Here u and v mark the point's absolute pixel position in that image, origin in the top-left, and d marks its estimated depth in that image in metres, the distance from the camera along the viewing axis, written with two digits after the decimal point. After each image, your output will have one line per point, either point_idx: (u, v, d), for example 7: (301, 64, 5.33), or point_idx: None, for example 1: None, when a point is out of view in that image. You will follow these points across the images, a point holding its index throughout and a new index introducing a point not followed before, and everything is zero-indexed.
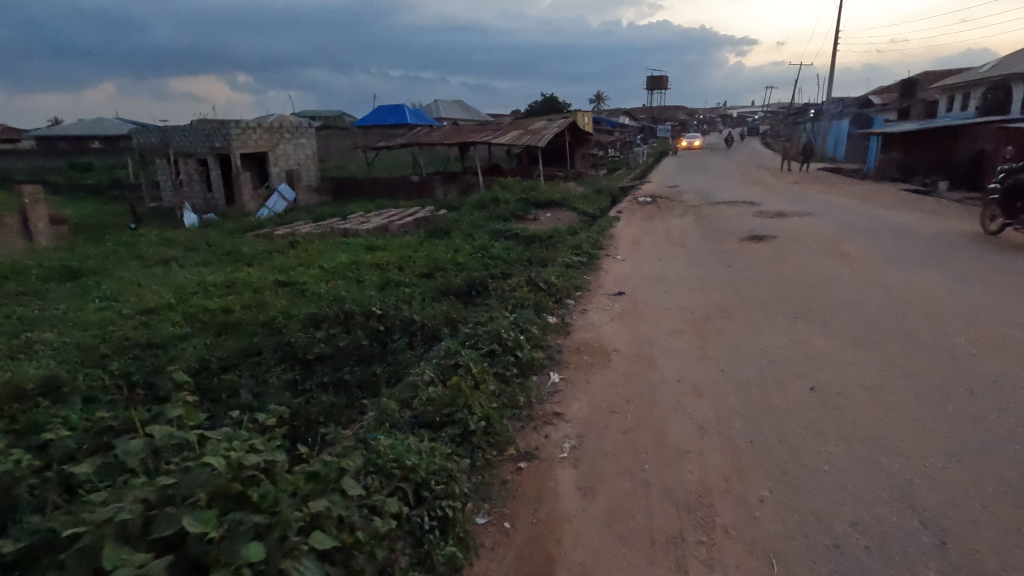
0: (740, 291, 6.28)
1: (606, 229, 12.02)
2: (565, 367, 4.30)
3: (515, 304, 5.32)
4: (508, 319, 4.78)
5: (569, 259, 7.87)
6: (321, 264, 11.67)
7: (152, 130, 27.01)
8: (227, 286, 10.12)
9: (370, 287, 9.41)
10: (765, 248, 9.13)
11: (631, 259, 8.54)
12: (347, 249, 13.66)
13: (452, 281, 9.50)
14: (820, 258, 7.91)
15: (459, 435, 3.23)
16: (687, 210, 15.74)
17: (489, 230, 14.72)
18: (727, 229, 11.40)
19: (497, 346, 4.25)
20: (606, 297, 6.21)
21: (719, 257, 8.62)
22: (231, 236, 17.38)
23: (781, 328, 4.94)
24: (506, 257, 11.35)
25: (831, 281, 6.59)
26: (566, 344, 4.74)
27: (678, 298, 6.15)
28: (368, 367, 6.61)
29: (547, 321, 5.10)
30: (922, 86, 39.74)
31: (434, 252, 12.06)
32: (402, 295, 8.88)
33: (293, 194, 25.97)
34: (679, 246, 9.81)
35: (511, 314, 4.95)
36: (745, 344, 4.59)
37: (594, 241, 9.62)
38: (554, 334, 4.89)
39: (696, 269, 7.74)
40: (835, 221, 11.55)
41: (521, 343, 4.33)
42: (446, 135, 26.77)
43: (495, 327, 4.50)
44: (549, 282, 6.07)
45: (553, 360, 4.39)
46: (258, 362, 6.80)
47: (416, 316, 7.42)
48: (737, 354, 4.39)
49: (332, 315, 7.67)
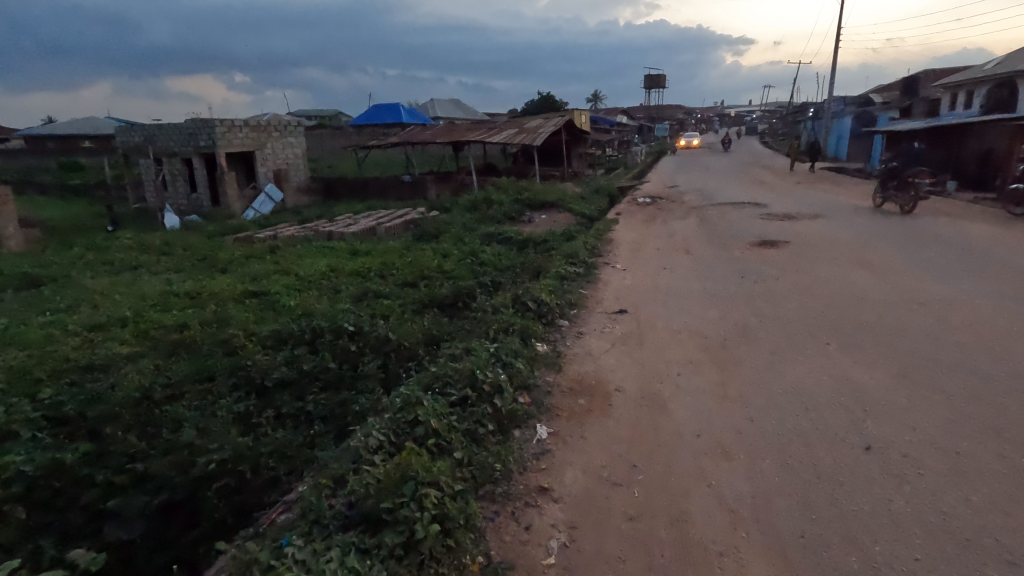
0: (761, 308, 5.49)
1: (604, 232, 11.24)
2: (556, 417, 3.50)
3: (498, 329, 4.51)
4: (487, 351, 3.95)
5: (563, 269, 7.09)
6: (299, 271, 10.85)
7: (135, 128, 26.10)
8: (192, 296, 9.29)
9: (347, 298, 8.60)
10: (779, 255, 8.34)
11: (632, 268, 7.75)
12: (330, 254, 12.83)
13: (436, 291, 8.70)
14: (841, 267, 7.14)
15: (401, 544, 2.36)
16: (689, 212, 14.91)
17: (481, 233, 13.89)
18: (733, 234, 10.58)
19: (470, 390, 3.46)
20: (605, 317, 5.41)
21: (729, 265, 7.85)
22: (210, 240, 16.54)
23: (816, 359, 4.16)
24: (497, 264, 10.57)
25: (860, 295, 5.84)
26: (557, 382, 3.93)
27: (689, 316, 5.37)
28: (334, 396, 5.82)
29: (534, 351, 4.29)
30: (924, 84, 39.05)
31: (420, 258, 11.26)
32: (380, 307, 8.07)
33: (280, 195, 25.13)
34: (685, 252, 9.02)
35: (492, 343, 4.14)
36: (775, 382, 3.80)
37: (591, 248, 8.84)
38: (543, 368, 4.09)
39: (705, 279, 6.99)
40: (849, 225, 10.80)
41: (501, 386, 3.53)
42: (439, 134, 25.90)
43: (470, 363, 3.70)
44: (539, 300, 5.25)
45: (540, 408, 3.58)
46: (209, 389, 5.96)
47: (391, 334, 6.64)
48: (768, 396, 3.61)
49: (298, 333, 6.85)
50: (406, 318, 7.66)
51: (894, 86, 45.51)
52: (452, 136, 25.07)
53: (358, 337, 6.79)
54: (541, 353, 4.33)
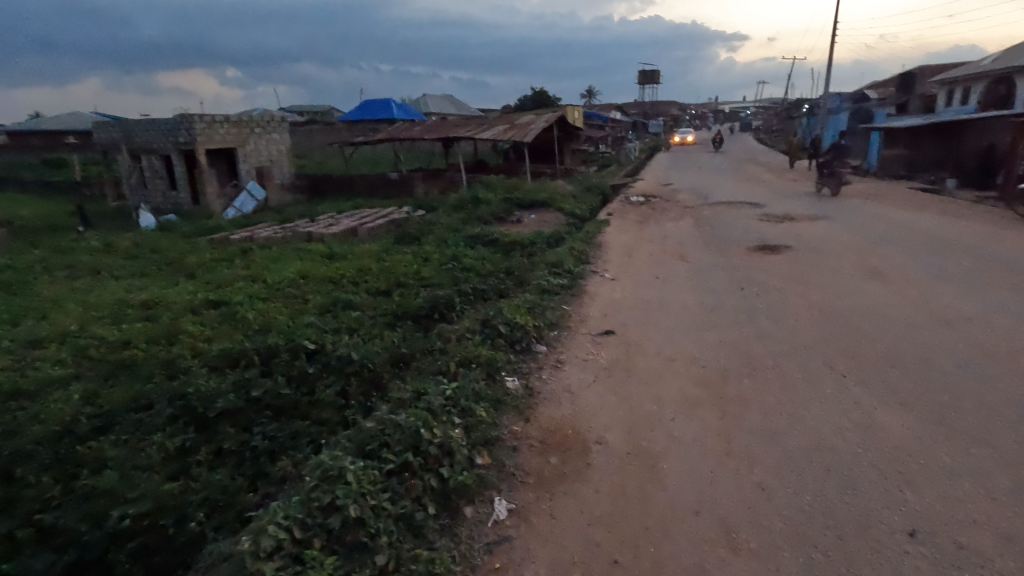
0: (767, 329, 4.88)
1: (594, 235, 10.63)
2: (520, 489, 2.90)
3: (460, 363, 3.90)
4: (443, 397, 3.33)
5: (545, 279, 6.45)
6: (268, 278, 10.15)
7: (113, 123, 25.20)
8: (148, 307, 8.59)
9: (313, 310, 7.92)
10: (781, 263, 7.72)
11: (622, 278, 7.13)
12: (305, 258, 12.13)
13: (411, 302, 8.07)
14: (849, 278, 6.55)
15: None
16: (683, 212, 14.27)
17: (466, 234, 13.21)
18: (730, 237, 9.95)
19: (412, 457, 2.88)
20: (589, 339, 4.77)
21: (727, 274, 7.25)
22: (184, 241, 15.74)
23: (832, 398, 3.57)
24: (479, 270, 9.96)
25: (874, 311, 5.26)
26: (527, 435, 3.32)
27: (685, 339, 4.74)
28: (285, 426, 5.15)
29: (502, 391, 3.68)
30: (920, 79, 38.60)
31: (399, 263, 10.61)
32: (348, 320, 7.43)
33: (263, 193, 24.32)
34: (679, 259, 8.40)
35: (450, 385, 3.53)
36: (787, 432, 3.20)
37: (579, 253, 8.22)
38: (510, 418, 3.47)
39: (704, 291, 6.37)
40: (852, 227, 10.24)
41: (450, 452, 2.95)
42: (427, 130, 25.16)
43: (418, 418, 3.10)
44: (512, 321, 4.61)
45: (502, 475, 2.98)
46: (143, 419, 5.27)
47: (355, 353, 5.97)
48: (779, 455, 3.00)
49: (252, 352, 6.17)
50: (376, 333, 7.02)
51: (889, 82, 44.93)
52: (440, 132, 24.32)
53: (319, 356, 6.14)
54: (509, 394, 3.72)
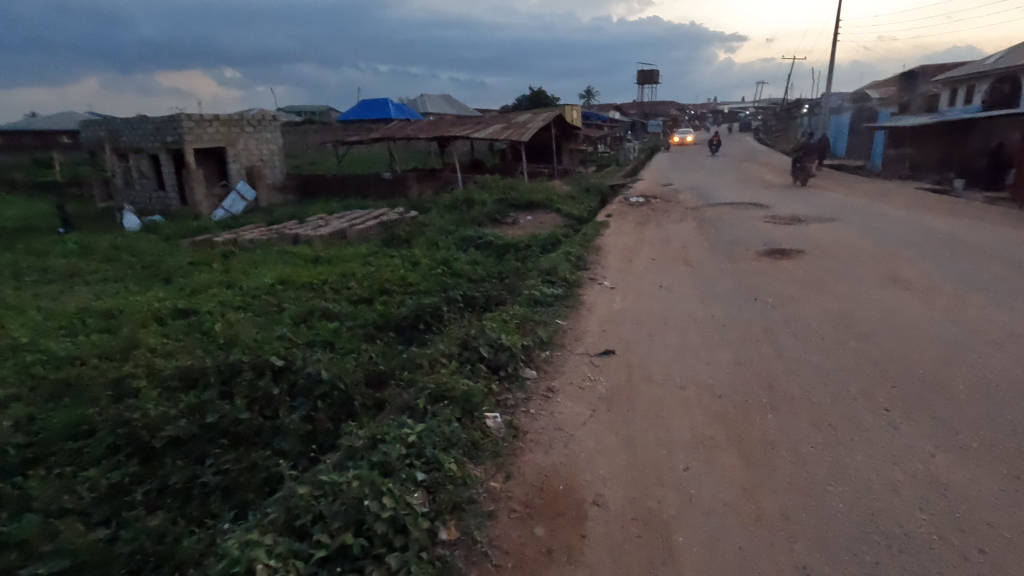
0: (789, 348, 4.30)
1: (591, 238, 10.04)
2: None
3: (433, 398, 3.33)
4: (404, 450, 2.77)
5: (537, 288, 5.86)
6: (244, 283, 9.53)
7: (100, 122, 24.55)
8: (110, 317, 7.95)
9: (287, 321, 7.32)
10: (794, 269, 7.13)
11: (622, 286, 6.54)
12: (287, 262, 11.51)
13: (394, 310, 7.48)
14: (872, 286, 5.97)
15: None
16: (685, 214, 13.67)
17: (458, 236, 12.62)
18: (737, 240, 9.34)
19: (353, 540, 2.33)
20: (585, 361, 4.17)
21: (736, 281, 6.67)
22: (165, 244, 15.10)
23: (872, 441, 3.01)
24: (470, 275, 9.38)
25: (907, 326, 4.69)
26: (507, 498, 2.77)
27: (694, 359, 4.16)
28: (240, 456, 4.55)
29: (478, 438, 3.12)
30: (921, 79, 38.10)
31: (384, 268, 10.01)
32: (325, 331, 6.84)
33: (253, 193, 23.67)
34: (683, 264, 7.81)
35: (415, 431, 2.97)
36: (823, 494, 2.64)
37: (576, 258, 7.64)
38: (488, 476, 2.92)
39: (712, 301, 5.79)
40: (865, 229, 9.68)
41: (407, 528, 2.41)
42: (421, 129, 24.55)
43: (370, 483, 2.54)
44: (497, 342, 4.02)
45: (473, 556, 2.44)
46: (82, 449, 4.67)
47: (326, 371, 5.39)
48: (815, 529, 2.44)
49: (212, 368, 5.57)
50: (354, 346, 6.43)
51: (890, 82, 44.45)
52: (435, 131, 23.72)
53: (287, 374, 5.55)
54: (486, 439, 3.17)
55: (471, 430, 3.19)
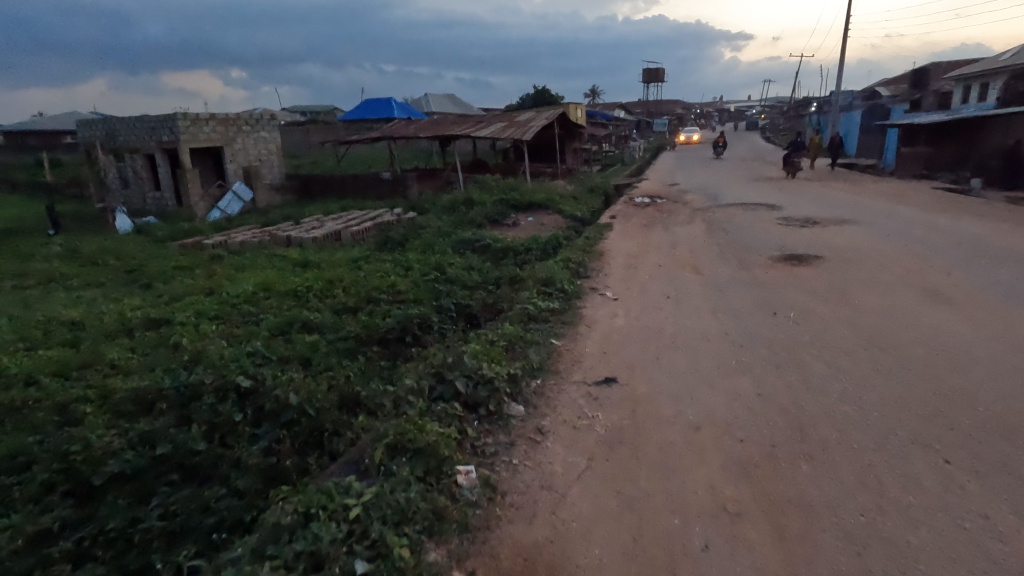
0: (820, 376, 3.74)
1: (594, 242, 9.46)
2: None
3: (395, 449, 2.79)
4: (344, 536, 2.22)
5: (531, 300, 5.30)
6: (226, 290, 9.03)
7: (96, 122, 24.17)
8: (77, 327, 7.43)
9: (264, 332, 6.80)
10: (813, 277, 6.55)
11: (626, 297, 5.99)
12: (276, 266, 11.00)
13: (380, 321, 6.97)
14: (905, 299, 5.37)
15: None
16: (694, 215, 13.06)
17: (455, 239, 12.06)
18: (750, 245, 8.72)
19: None
20: (581, 392, 3.63)
21: (752, 292, 6.08)
22: (154, 246, 14.59)
23: (932, 512, 2.45)
24: (464, 282, 8.85)
25: (952, 347, 4.12)
26: None
27: (709, 391, 3.60)
28: (192, 495, 4.02)
29: (445, 506, 2.57)
30: (933, 76, 37.27)
31: (375, 273, 9.48)
32: (303, 345, 6.31)
33: (250, 194, 23.15)
34: (693, 271, 7.21)
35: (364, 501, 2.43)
36: None
37: (576, 264, 7.11)
38: (460, 558, 2.39)
39: (725, 314, 5.22)
40: (886, 233, 9.07)
41: None
42: (422, 128, 24.05)
43: None
44: (478, 373, 3.49)
45: None
46: (13, 486, 4.13)
47: (296, 395, 4.86)
48: None
49: (170, 392, 5.04)
50: (332, 364, 5.90)
51: (901, 80, 43.60)
52: (436, 130, 23.19)
53: (255, 397, 5.02)
54: (456, 505, 2.63)
55: (437, 495, 2.64)
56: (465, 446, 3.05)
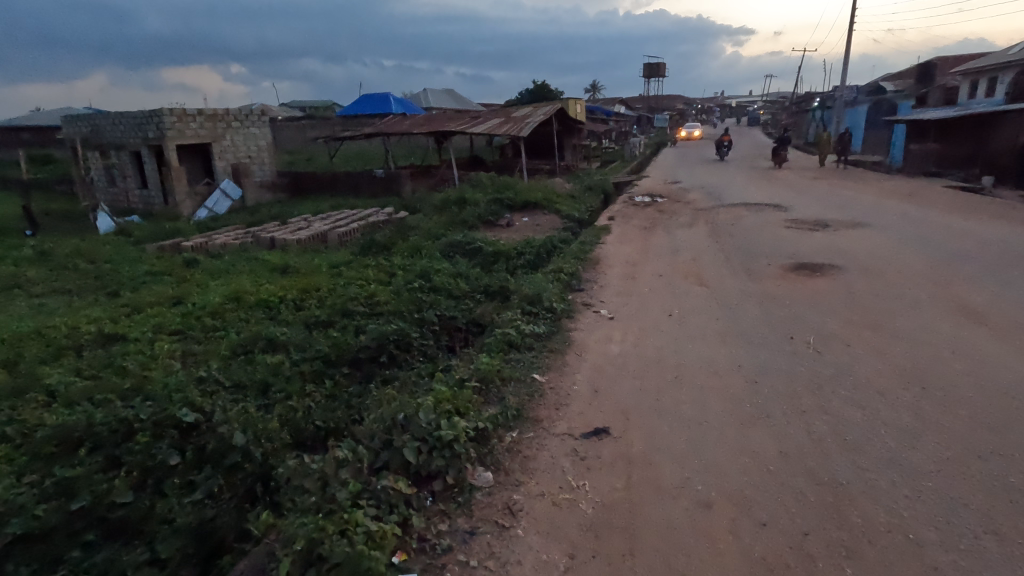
0: (853, 429, 3.12)
1: (589, 247, 8.83)
2: None
3: (321, 552, 2.19)
4: None
5: (514, 320, 4.67)
6: (194, 300, 8.40)
7: (81, 117, 23.44)
8: (24, 343, 6.79)
9: (225, 351, 6.19)
10: (831, 290, 5.94)
11: (623, 315, 5.38)
12: (253, 271, 10.38)
13: (353, 338, 6.37)
14: (936, 321, 4.77)
15: None
16: (696, 216, 12.41)
17: (444, 241, 11.42)
18: (758, 252, 8.07)
19: None
20: (565, 452, 3.04)
21: (764, 309, 5.44)
22: (132, 248, 13.95)
23: None
24: (449, 291, 8.24)
25: (1005, 388, 3.51)
26: None
27: (720, 450, 2.99)
28: (107, 563, 3.41)
29: None
30: (939, 71, 36.44)
31: (355, 281, 8.87)
32: (265, 367, 5.71)
33: (238, 191, 22.34)
34: (697, 284, 6.56)
35: None
36: None
37: (569, 275, 6.50)
38: None
39: (735, 338, 4.59)
40: (903, 239, 8.42)
41: None
42: (416, 124, 23.37)
43: None
44: (437, 434, 2.89)
45: None
46: None
47: (243, 432, 4.25)
48: None
49: (100, 429, 4.44)
50: (293, 390, 5.29)
51: (906, 74, 42.79)
52: (430, 126, 22.52)
53: (198, 434, 4.42)
54: None
55: None
56: (413, 538, 2.46)
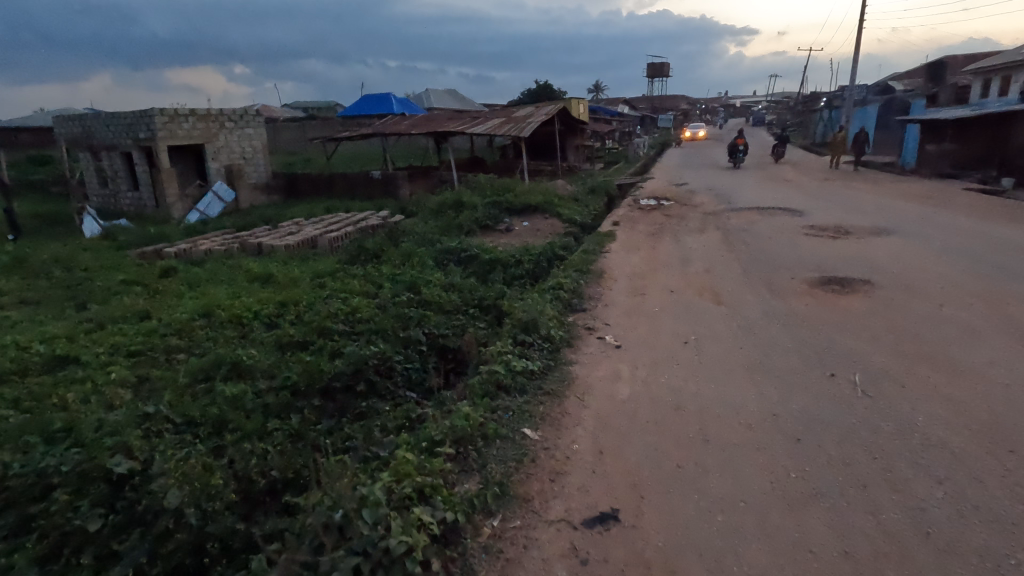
0: (933, 521, 2.45)
1: (591, 256, 8.16)
2: None
3: None
4: None
5: (503, 353, 3.97)
6: (163, 315, 7.72)
7: (72, 117, 22.78)
8: None
9: (183, 379, 5.51)
10: (867, 310, 5.25)
11: (632, 342, 4.68)
12: (233, 281, 9.71)
13: (328, 363, 5.70)
14: (1001, 353, 4.08)
15: None
16: (706, 221, 11.73)
17: (438, 248, 10.74)
18: (778, 262, 7.37)
19: None
20: (563, 552, 2.37)
21: (794, 332, 4.73)
22: (113, 255, 13.25)
23: None
24: (440, 305, 7.58)
25: None
26: None
27: (761, 550, 2.33)
28: None
29: None
30: (950, 69, 35.69)
31: (339, 293, 8.19)
32: (224, 399, 5.03)
33: (232, 194, 21.74)
34: (714, 301, 5.85)
35: None
36: None
37: (570, 292, 5.84)
38: None
39: (765, 374, 3.90)
40: (935, 248, 7.73)
41: None
42: (415, 124, 22.72)
43: None
44: (393, 533, 2.23)
45: None
46: None
47: (180, 489, 3.59)
48: None
49: (15, 483, 3.77)
50: (253, 429, 4.62)
51: (915, 73, 42.05)
52: (429, 126, 21.87)
53: (130, 490, 3.74)
54: None
55: None
56: None
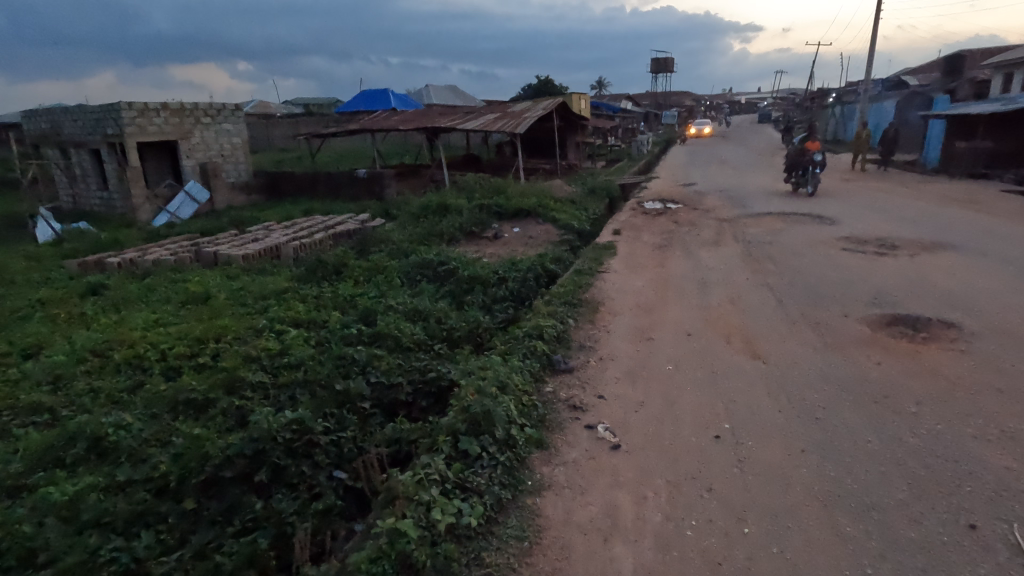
0: None
1: (586, 279, 6.61)
2: None
3: None
4: None
5: (425, 485, 2.47)
6: (53, 351, 6.22)
7: (39, 113, 21.25)
8: None
9: (16, 465, 4.01)
10: (975, 376, 3.69)
11: (637, 435, 3.13)
12: (165, 301, 8.21)
13: (221, 439, 4.16)
14: None
15: None
16: (721, 228, 10.23)
17: (411, 261, 9.20)
18: (823, 291, 5.80)
19: None
20: None
21: (877, 419, 3.21)
22: (52, 266, 11.70)
23: None
24: (394, 342, 6.02)
25: None
26: None
27: None
28: None
29: None
30: (969, 64, 34.00)
31: (277, 324, 6.65)
32: (52, 507, 3.53)
33: (206, 194, 20.02)
34: (749, 354, 4.29)
35: None
36: None
37: (551, 342, 4.29)
38: None
39: (854, 523, 2.40)
40: (1013, 272, 6.18)
41: None
42: (403, 119, 21.18)
43: None
44: None
45: None
46: None
47: None
48: None
49: None
50: (76, 564, 3.18)
51: (930, 68, 40.40)
52: (418, 121, 20.33)
53: None
54: None
55: None
56: None
